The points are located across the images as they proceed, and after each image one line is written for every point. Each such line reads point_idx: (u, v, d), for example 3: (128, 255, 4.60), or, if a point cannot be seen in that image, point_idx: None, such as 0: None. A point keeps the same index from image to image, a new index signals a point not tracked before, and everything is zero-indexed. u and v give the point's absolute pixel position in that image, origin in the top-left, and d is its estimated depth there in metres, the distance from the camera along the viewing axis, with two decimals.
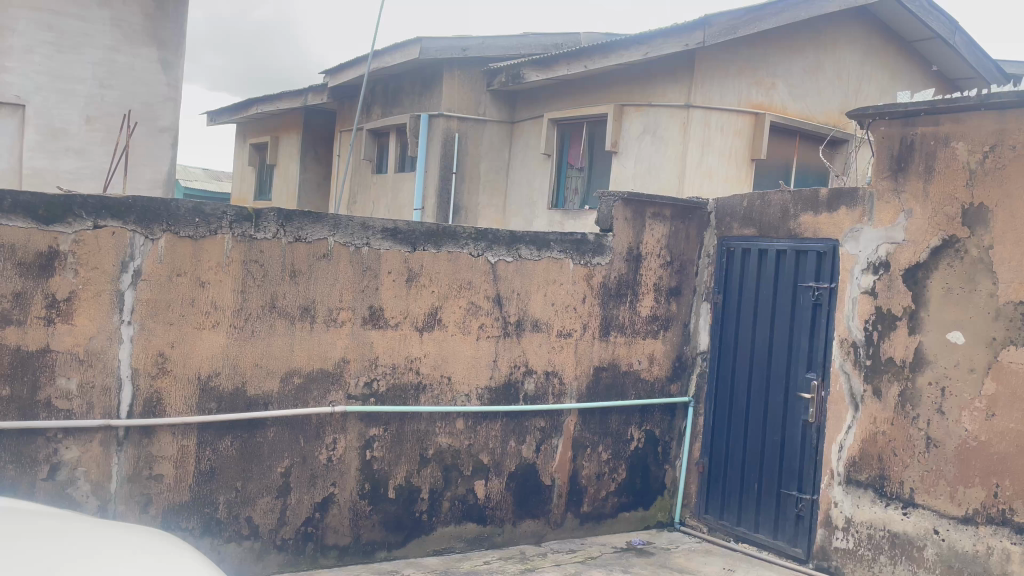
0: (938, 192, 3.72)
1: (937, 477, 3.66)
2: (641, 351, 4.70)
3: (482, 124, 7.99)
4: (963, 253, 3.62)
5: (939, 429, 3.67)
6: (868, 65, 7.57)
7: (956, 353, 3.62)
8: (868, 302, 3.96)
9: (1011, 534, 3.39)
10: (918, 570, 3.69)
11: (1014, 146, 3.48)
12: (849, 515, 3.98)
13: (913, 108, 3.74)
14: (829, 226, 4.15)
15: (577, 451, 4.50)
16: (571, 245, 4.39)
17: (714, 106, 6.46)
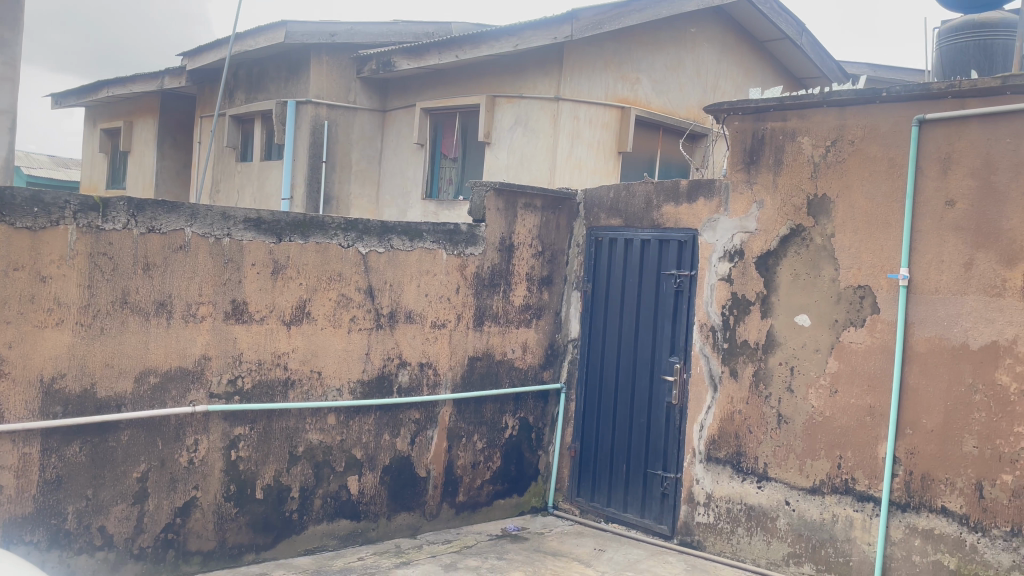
0: (786, 184, 3.96)
1: (788, 451, 3.91)
2: (514, 340, 4.75)
3: (353, 112, 7.81)
4: (809, 241, 3.87)
5: (789, 406, 3.92)
6: (724, 63, 7.96)
7: (803, 335, 3.88)
8: (725, 289, 4.17)
9: (853, 502, 3.67)
10: (772, 540, 3.93)
11: (853, 141, 3.74)
12: (709, 491, 4.18)
13: (764, 103, 3.95)
14: (689, 216, 4.33)
15: (451, 442, 4.49)
16: (443, 235, 4.37)
17: (582, 99, 6.61)
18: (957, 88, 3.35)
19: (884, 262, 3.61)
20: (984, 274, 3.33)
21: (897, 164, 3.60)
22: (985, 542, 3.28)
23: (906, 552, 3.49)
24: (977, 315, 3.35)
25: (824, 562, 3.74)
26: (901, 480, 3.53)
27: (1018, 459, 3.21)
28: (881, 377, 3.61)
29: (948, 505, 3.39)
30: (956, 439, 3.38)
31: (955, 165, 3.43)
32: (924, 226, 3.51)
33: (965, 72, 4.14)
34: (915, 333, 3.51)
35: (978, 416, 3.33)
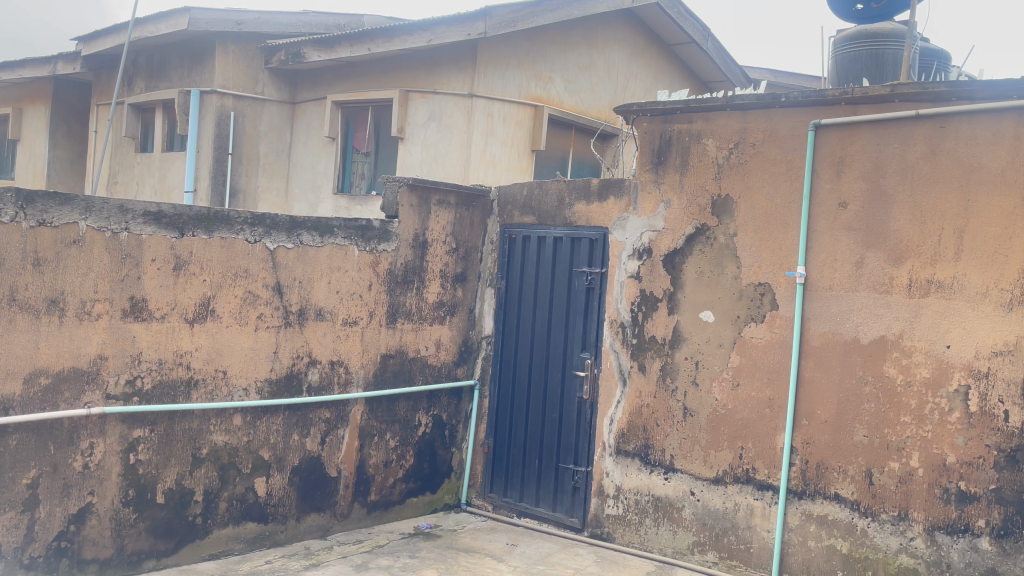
0: (692, 184, 4.08)
1: (693, 443, 4.04)
2: (427, 337, 4.73)
3: (261, 104, 7.60)
4: (713, 240, 4.00)
5: (694, 400, 4.04)
6: (633, 65, 8.13)
7: (707, 330, 4.01)
8: (634, 286, 4.26)
9: (753, 490, 3.83)
10: (678, 529, 4.05)
11: (754, 143, 3.88)
12: (619, 484, 4.27)
13: (671, 105, 4.05)
14: (600, 214, 4.41)
15: (363, 441, 4.44)
16: (355, 231, 4.31)
17: (496, 96, 6.65)
18: (849, 95, 3.53)
19: (783, 260, 3.77)
20: (874, 272, 3.53)
21: (795, 166, 3.76)
22: (874, 526, 3.48)
23: (802, 538, 3.66)
24: (867, 311, 3.54)
25: (727, 550, 3.88)
26: (797, 468, 3.70)
27: (904, 447, 3.42)
28: (780, 370, 3.77)
29: (840, 491, 3.58)
30: (848, 428, 3.57)
31: (848, 169, 3.61)
32: (820, 226, 3.68)
33: (858, 80, 4.37)
34: (811, 328, 3.68)
35: (868, 406, 3.52)
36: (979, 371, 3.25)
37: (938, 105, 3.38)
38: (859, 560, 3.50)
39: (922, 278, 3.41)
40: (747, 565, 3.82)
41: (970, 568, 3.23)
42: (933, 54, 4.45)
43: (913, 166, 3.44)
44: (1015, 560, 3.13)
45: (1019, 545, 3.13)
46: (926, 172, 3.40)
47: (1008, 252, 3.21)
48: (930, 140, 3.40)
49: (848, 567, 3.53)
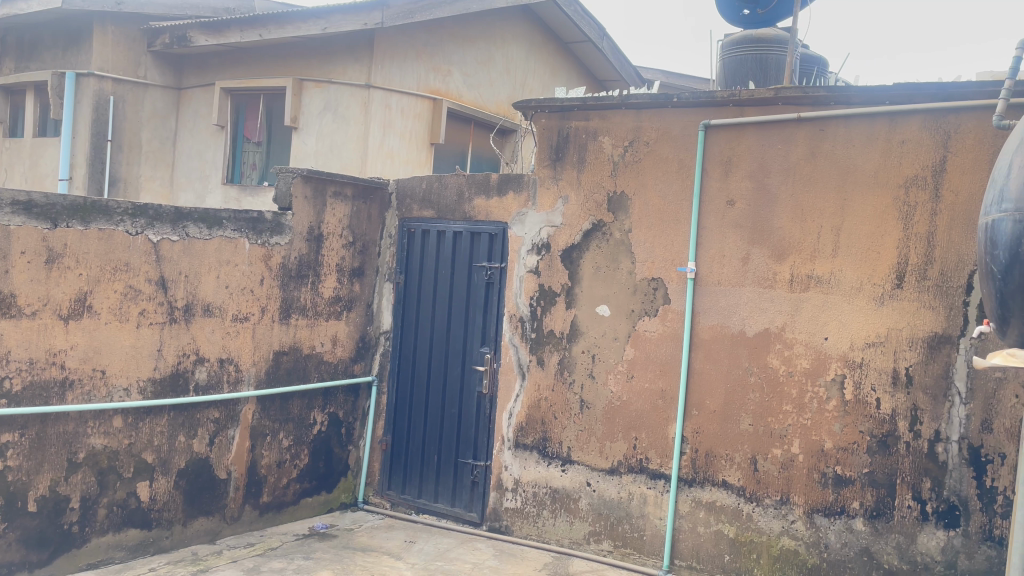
0: (589, 181, 4.14)
1: (589, 435, 4.11)
2: (323, 333, 4.62)
3: (143, 89, 7.21)
4: (609, 235, 4.08)
5: (590, 392, 4.12)
6: (532, 61, 8.20)
7: (603, 324, 4.09)
8: (532, 280, 4.29)
9: (646, 479, 3.93)
10: (574, 520, 4.12)
11: (648, 142, 3.98)
12: (517, 477, 4.30)
13: (568, 102, 4.10)
14: (499, 209, 4.41)
15: (255, 441, 4.29)
16: (246, 223, 4.15)
17: (393, 87, 6.56)
18: (737, 97, 3.66)
19: (674, 256, 3.89)
20: (759, 268, 3.69)
21: (686, 165, 3.87)
22: (758, 510, 3.64)
23: (692, 524, 3.79)
24: (753, 305, 3.70)
25: (621, 538, 3.97)
26: (688, 457, 3.82)
27: (786, 434, 3.59)
28: (672, 362, 3.89)
29: (728, 478, 3.72)
30: (735, 417, 3.72)
31: (735, 168, 3.75)
32: (709, 223, 3.81)
33: (744, 82, 4.55)
34: (701, 321, 3.82)
35: (753, 396, 3.68)
36: (854, 361, 3.45)
37: (817, 109, 3.56)
38: (745, 544, 3.66)
39: (803, 273, 3.58)
40: (641, 553, 3.92)
41: (846, 548, 3.43)
42: (813, 60, 4.69)
43: (795, 166, 3.61)
44: (886, 539, 3.35)
45: (889, 524, 3.35)
46: (807, 172, 3.58)
47: (880, 249, 3.41)
48: (810, 142, 3.57)
49: (734, 550, 3.68)
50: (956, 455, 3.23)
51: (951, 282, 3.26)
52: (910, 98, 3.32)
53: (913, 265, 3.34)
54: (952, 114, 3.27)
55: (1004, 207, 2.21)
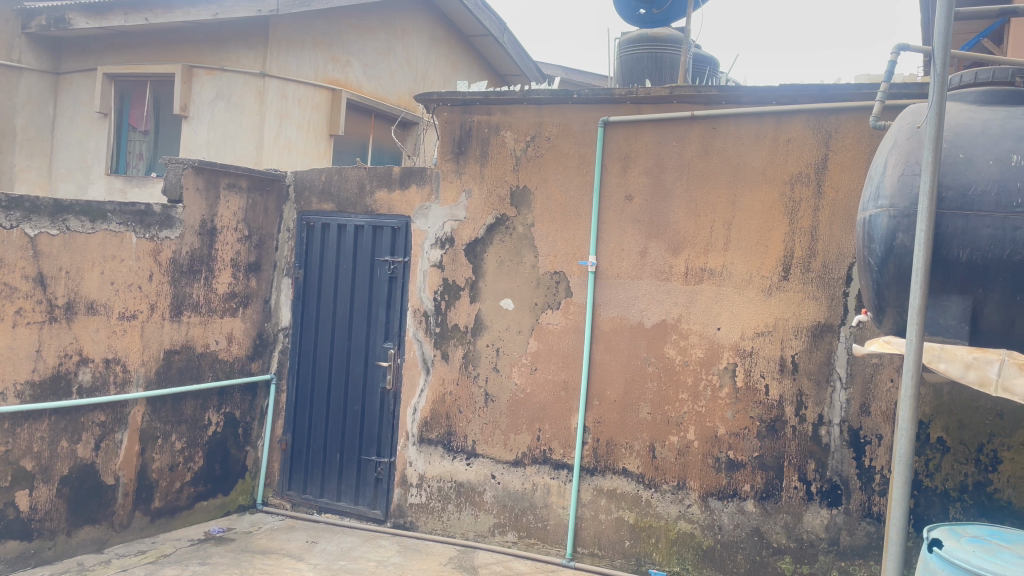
0: (492, 175, 4.16)
1: (494, 428, 4.14)
2: (217, 331, 4.46)
3: (16, 73, 6.74)
4: (512, 230, 4.11)
5: (495, 385, 4.14)
6: (433, 54, 8.17)
7: (507, 317, 4.12)
8: (436, 274, 4.27)
9: (550, 470, 3.99)
10: (479, 513, 4.14)
11: (549, 138, 4.02)
12: (421, 472, 4.28)
13: (470, 96, 4.10)
14: (401, 203, 4.35)
15: (145, 444, 4.09)
16: (132, 217, 3.95)
17: (289, 76, 6.38)
18: (634, 94, 3.75)
19: (575, 250, 3.96)
20: (656, 261, 3.80)
21: (587, 161, 3.94)
22: (656, 496, 3.76)
23: (594, 512, 3.88)
24: (650, 297, 3.81)
25: (526, 529, 4.02)
26: (590, 446, 3.91)
27: (682, 422, 3.72)
28: (574, 354, 3.96)
29: (628, 466, 3.83)
30: (634, 407, 3.83)
31: (633, 164, 3.85)
32: (609, 218, 3.90)
33: (641, 80, 4.68)
34: (602, 314, 3.90)
35: (651, 385, 3.79)
36: (745, 350, 3.61)
37: (709, 108, 3.69)
38: (644, 529, 3.77)
39: (697, 267, 3.72)
40: (544, 542, 3.98)
41: (738, 529, 3.59)
42: (705, 60, 4.87)
43: (689, 163, 3.73)
44: (775, 519, 3.52)
45: (777, 505, 3.52)
46: (700, 169, 3.71)
47: (768, 243, 3.58)
48: (703, 140, 3.70)
49: (634, 536, 3.79)
50: (838, 437, 3.43)
51: (832, 273, 3.45)
52: (795, 98, 3.50)
53: (798, 258, 3.52)
54: (832, 114, 3.45)
55: (880, 202, 2.35)
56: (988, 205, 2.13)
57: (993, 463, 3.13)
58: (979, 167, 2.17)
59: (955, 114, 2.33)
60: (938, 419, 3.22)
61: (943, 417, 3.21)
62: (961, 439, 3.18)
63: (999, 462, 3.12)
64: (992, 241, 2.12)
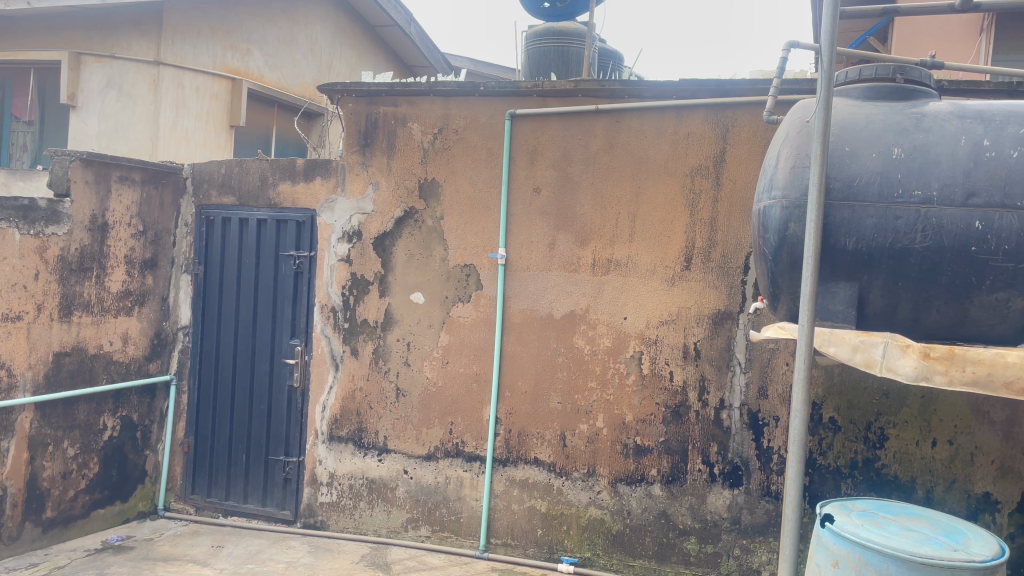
0: (399, 167, 4.11)
1: (406, 423, 4.10)
2: (112, 331, 4.25)
3: None
4: (421, 222, 4.08)
5: (406, 379, 4.11)
6: (337, 43, 8.04)
7: (417, 311, 4.09)
8: (344, 269, 4.20)
9: (462, 462, 4.00)
10: (392, 509, 4.10)
11: (456, 130, 4.01)
12: (332, 470, 4.21)
13: (376, 87, 4.03)
14: (306, 195, 4.25)
15: (34, 452, 3.84)
16: (15, 211, 3.71)
17: (186, 65, 6.13)
18: (540, 87, 3.78)
19: (485, 242, 3.97)
20: (564, 253, 3.85)
21: (494, 153, 3.95)
22: (567, 484, 3.82)
23: (507, 502, 3.91)
24: (559, 288, 3.86)
25: (439, 522, 4.02)
26: (502, 438, 3.93)
27: (591, 410, 3.79)
28: (485, 346, 3.97)
29: (539, 455, 3.87)
30: (545, 397, 3.87)
31: (540, 157, 3.88)
32: (517, 210, 3.92)
33: (547, 73, 4.72)
34: (512, 306, 3.93)
35: (562, 374, 3.84)
36: (650, 339, 3.70)
37: (613, 101, 3.75)
38: (556, 517, 3.83)
39: (604, 258, 3.78)
40: (458, 535, 3.98)
41: (646, 512, 3.69)
42: (610, 54, 4.95)
43: (594, 156, 3.79)
44: (680, 501, 3.64)
45: (683, 487, 3.64)
46: (605, 162, 3.77)
47: (671, 233, 3.68)
48: (608, 133, 3.76)
49: (546, 524, 3.84)
50: (738, 420, 3.56)
51: (731, 263, 3.58)
52: (694, 93, 3.60)
53: (699, 248, 3.63)
54: (729, 109, 3.57)
55: (773, 194, 2.44)
56: (871, 195, 2.25)
57: (880, 439, 3.32)
58: (863, 159, 2.29)
59: (841, 108, 2.45)
60: (830, 400, 3.38)
61: (835, 397, 3.38)
62: (851, 418, 3.36)
63: (885, 439, 3.31)
64: (875, 230, 2.25)
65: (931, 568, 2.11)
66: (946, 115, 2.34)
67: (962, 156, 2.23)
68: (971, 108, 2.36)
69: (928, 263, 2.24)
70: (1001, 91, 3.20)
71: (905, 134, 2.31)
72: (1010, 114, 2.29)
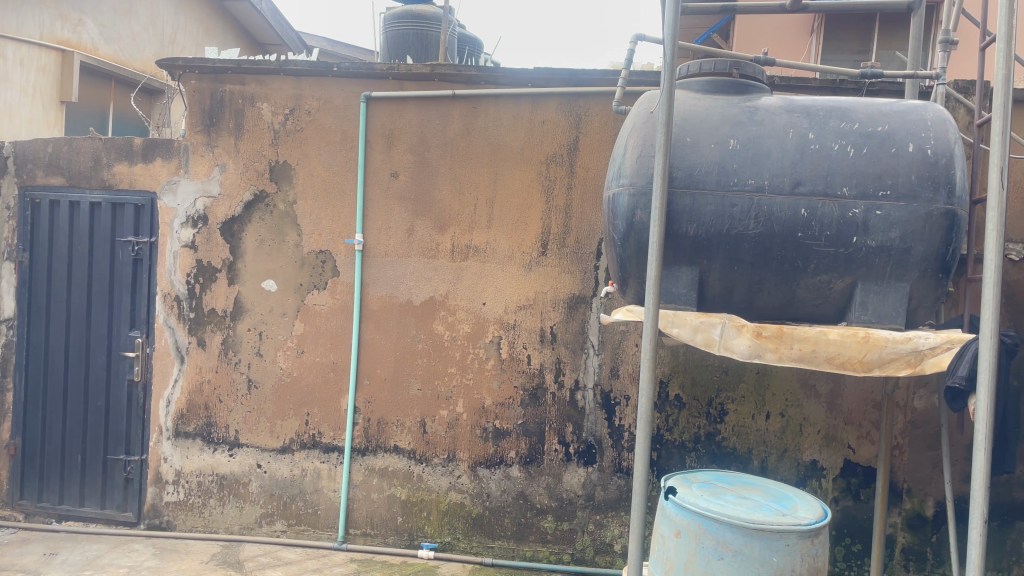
0: (247, 149, 3.93)
1: (258, 416, 3.96)
2: None
3: None
4: (272, 207, 3.93)
5: (258, 370, 3.96)
6: (181, 16, 7.67)
7: (270, 299, 3.94)
8: (188, 256, 3.98)
9: (320, 454, 3.90)
10: (244, 505, 3.96)
11: (309, 111, 3.88)
12: (178, 468, 4.00)
13: (221, 64, 3.83)
14: (145, 177, 3.98)
15: None
16: None
17: (10, 34, 5.52)
18: (396, 70, 3.73)
19: (341, 228, 3.88)
20: (423, 238, 3.82)
21: (349, 136, 3.86)
22: (428, 470, 3.81)
23: (366, 492, 3.86)
24: (418, 274, 3.83)
25: (295, 516, 3.91)
26: (360, 427, 3.87)
27: (451, 395, 3.80)
28: (343, 334, 3.89)
29: (399, 443, 3.84)
30: (404, 384, 3.84)
31: (396, 141, 3.82)
32: (374, 195, 3.85)
33: (404, 56, 4.65)
34: (370, 293, 3.86)
35: (421, 361, 3.83)
36: (509, 324, 3.75)
37: (470, 87, 3.75)
38: (416, 504, 3.82)
39: (462, 243, 3.79)
40: (315, 528, 3.89)
41: (504, 494, 3.75)
42: (466, 40, 4.96)
43: (451, 141, 3.78)
44: (537, 481, 3.72)
45: (540, 468, 3.72)
46: (462, 147, 3.77)
47: (527, 220, 3.73)
48: (464, 118, 3.76)
49: (406, 512, 3.83)
50: (592, 400, 3.68)
51: (584, 249, 3.68)
52: (548, 81, 3.66)
53: (555, 234, 3.71)
54: (582, 98, 3.66)
55: (621, 181, 2.52)
56: (710, 183, 2.37)
57: (721, 414, 3.53)
58: (702, 149, 2.40)
59: (683, 100, 2.55)
60: (676, 378, 3.55)
61: (680, 375, 3.55)
62: (695, 395, 3.54)
63: (725, 414, 3.52)
64: (713, 217, 2.37)
65: (763, 533, 2.26)
66: (777, 109, 2.50)
67: (790, 148, 2.39)
68: (798, 103, 2.52)
69: (760, 248, 2.38)
70: (825, 89, 3.47)
71: (740, 127, 2.44)
72: (832, 109, 2.47)
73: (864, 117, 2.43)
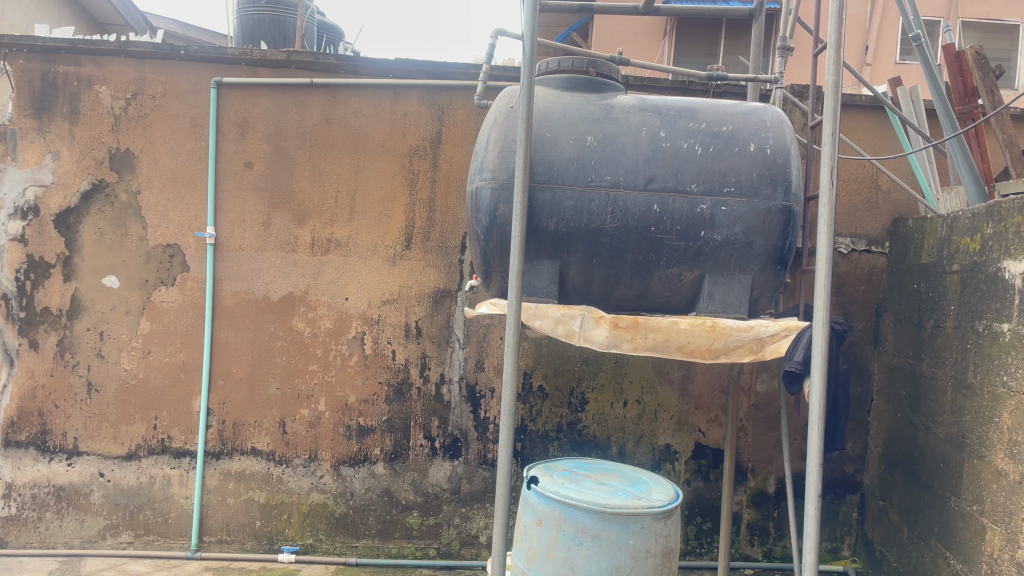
0: (84, 135, 3.65)
1: (100, 421, 3.70)
2: None
3: None
4: (113, 198, 3.67)
5: (99, 373, 3.69)
6: None
7: (112, 297, 3.69)
8: (17, 250, 3.65)
9: (170, 459, 3.70)
10: (85, 517, 3.69)
11: (153, 96, 3.65)
12: (9, 481, 3.68)
13: (52, 42, 3.53)
14: None
15: None
16: None
17: None
18: (249, 56, 3.58)
19: (191, 221, 3.68)
20: (280, 232, 3.69)
21: (199, 124, 3.66)
22: (288, 472, 3.70)
23: (221, 497, 3.69)
24: (275, 269, 3.69)
25: (143, 526, 3.69)
26: (214, 430, 3.70)
27: (312, 394, 3.69)
28: (194, 332, 3.70)
29: (257, 445, 3.70)
30: (262, 383, 3.70)
31: (251, 130, 3.66)
32: (227, 186, 3.68)
33: (259, 42, 4.47)
34: (223, 289, 3.69)
35: (280, 358, 3.70)
36: (372, 319, 3.69)
37: (328, 76, 3.65)
38: (276, 506, 3.69)
39: (323, 237, 3.69)
40: (165, 538, 3.69)
41: (369, 492, 3.69)
42: (325, 27, 4.83)
43: (310, 131, 3.66)
44: (403, 477, 3.69)
45: (405, 464, 3.69)
46: (321, 138, 3.67)
47: (390, 213, 3.68)
48: (324, 108, 3.66)
49: (265, 515, 3.69)
50: (457, 394, 3.68)
51: (448, 242, 3.67)
52: (409, 73, 3.63)
53: (419, 227, 3.68)
54: (444, 91, 3.65)
55: (484, 175, 2.52)
56: (569, 178, 2.42)
57: (582, 403, 3.62)
58: (561, 145, 2.45)
59: (543, 96, 2.59)
60: (539, 369, 3.62)
61: (543, 367, 3.62)
62: (557, 386, 3.62)
63: (586, 402, 3.62)
64: (573, 212, 2.43)
65: (619, 517, 2.34)
66: (631, 108, 2.58)
67: (644, 146, 2.47)
68: (651, 102, 2.61)
69: (616, 241, 2.46)
70: (676, 89, 3.63)
71: (597, 124, 2.51)
72: (681, 109, 2.58)
73: (711, 117, 2.55)
